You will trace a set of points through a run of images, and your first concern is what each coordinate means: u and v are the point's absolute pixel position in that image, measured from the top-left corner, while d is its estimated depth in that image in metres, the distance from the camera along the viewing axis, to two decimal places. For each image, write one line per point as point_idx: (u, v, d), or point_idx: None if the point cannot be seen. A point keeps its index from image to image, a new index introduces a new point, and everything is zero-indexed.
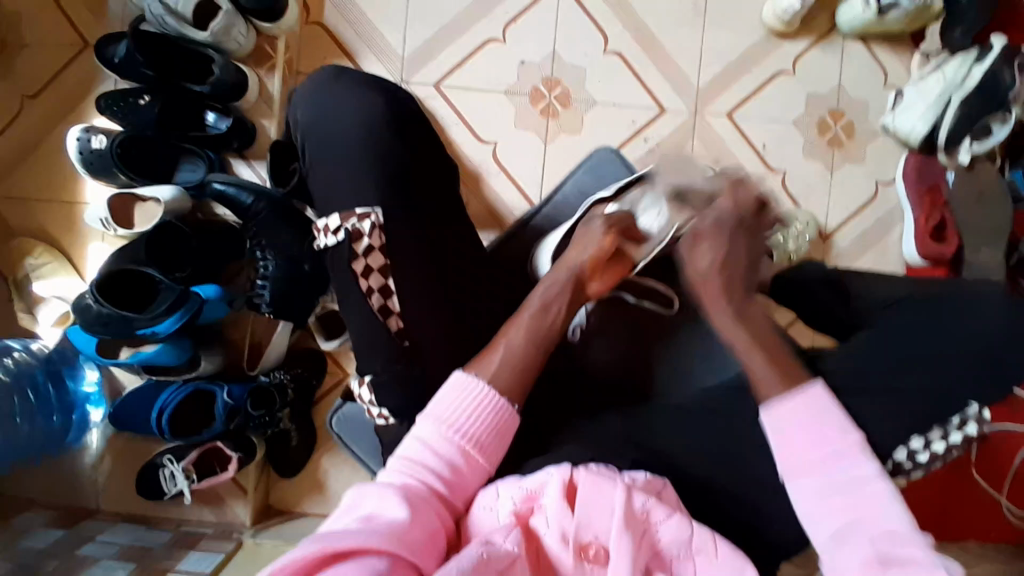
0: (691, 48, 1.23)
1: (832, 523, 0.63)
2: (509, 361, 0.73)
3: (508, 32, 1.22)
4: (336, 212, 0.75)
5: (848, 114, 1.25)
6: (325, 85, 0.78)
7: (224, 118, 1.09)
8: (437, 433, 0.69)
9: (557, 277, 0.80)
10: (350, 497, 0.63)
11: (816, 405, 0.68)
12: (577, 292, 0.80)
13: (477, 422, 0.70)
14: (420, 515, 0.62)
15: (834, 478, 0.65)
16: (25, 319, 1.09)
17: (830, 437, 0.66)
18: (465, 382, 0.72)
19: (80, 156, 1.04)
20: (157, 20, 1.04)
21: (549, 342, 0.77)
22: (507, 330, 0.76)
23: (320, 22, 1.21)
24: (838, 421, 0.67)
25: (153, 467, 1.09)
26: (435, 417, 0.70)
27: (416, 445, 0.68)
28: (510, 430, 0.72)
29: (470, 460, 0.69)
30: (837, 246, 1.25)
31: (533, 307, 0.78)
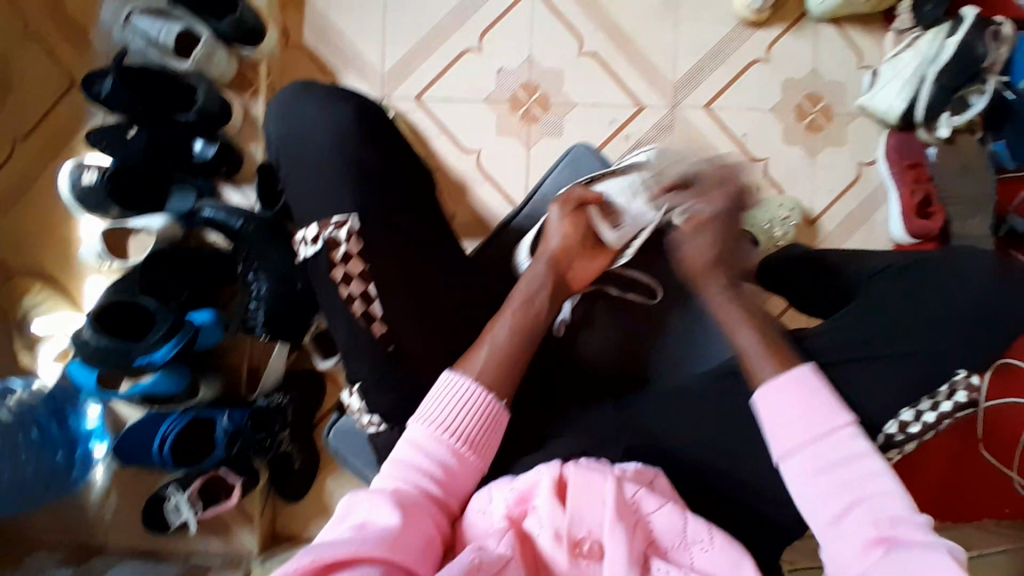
0: (665, 43, 1.25)
1: (834, 506, 0.62)
2: (499, 362, 0.74)
3: (483, 41, 1.24)
4: (313, 222, 0.76)
5: (825, 97, 1.26)
6: (298, 105, 0.80)
7: (210, 145, 1.11)
8: (428, 434, 0.70)
9: (536, 270, 0.84)
10: (343, 505, 0.64)
11: (809, 389, 0.67)
12: (556, 277, 0.84)
13: (468, 422, 0.71)
14: (413, 520, 0.62)
15: (827, 459, 0.64)
16: (26, 356, 1.10)
17: (822, 421, 0.65)
18: (452, 383, 0.72)
19: (72, 191, 1.06)
20: (143, 54, 1.09)
21: (535, 339, 0.79)
22: (491, 327, 0.77)
23: (299, 45, 1.23)
24: (832, 407, 0.66)
25: (157, 500, 1.10)
26: (427, 419, 0.71)
27: (409, 449, 0.69)
28: (500, 427, 0.73)
29: (463, 460, 0.70)
30: (824, 229, 1.25)
31: (520, 305, 0.80)
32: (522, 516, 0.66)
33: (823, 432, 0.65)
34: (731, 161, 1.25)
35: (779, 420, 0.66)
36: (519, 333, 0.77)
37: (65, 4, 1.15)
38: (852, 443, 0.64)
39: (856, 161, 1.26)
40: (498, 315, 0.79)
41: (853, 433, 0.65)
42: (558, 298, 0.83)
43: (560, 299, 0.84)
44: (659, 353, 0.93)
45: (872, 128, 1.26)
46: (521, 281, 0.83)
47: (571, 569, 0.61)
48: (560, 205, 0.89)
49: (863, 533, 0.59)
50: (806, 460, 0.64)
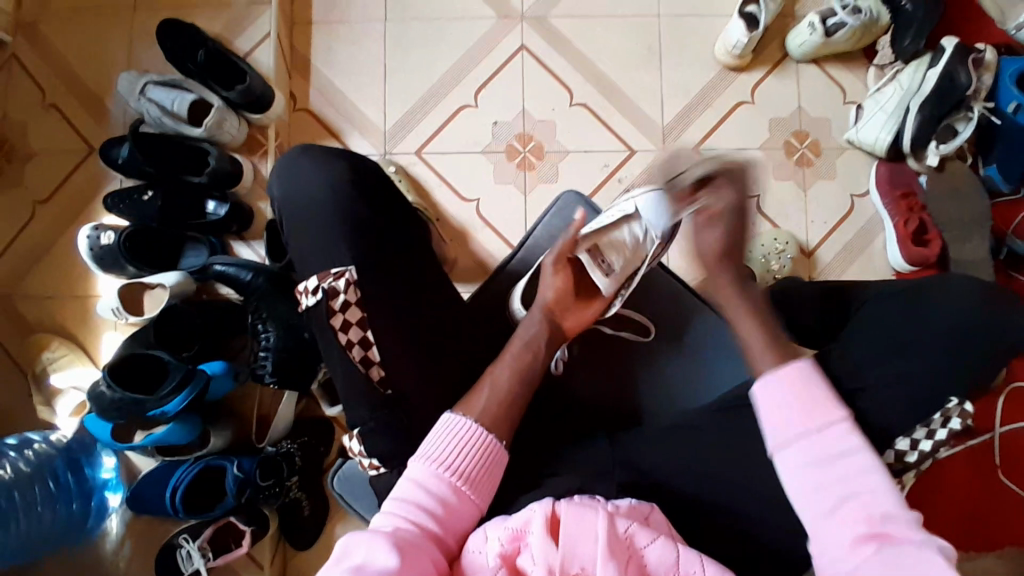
0: (652, 90, 1.31)
1: (823, 494, 0.62)
2: (489, 397, 0.76)
3: (479, 97, 1.31)
4: (314, 275, 0.80)
5: (812, 134, 1.29)
6: (296, 161, 0.85)
7: (222, 204, 1.17)
8: (429, 471, 0.70)
9: (533, 324, 0.85)
10: (342, 544, 0.64)
11: (806, 382, 0.66)
12: (552, 326, 0.86)
13: (468, 459, 0.71)
14: (412, 560, 0.63)
15: (824, 449, 0.63)
16: (43, 411, 1.14)
17: (818, 413, 0.64)
18: (452, 422, 0.73)
19: (90, 252, 1.12)
20: (156, 121, 1.17)
21: (529, 378, 0.80)
22: (485, 376, 0.79)
23: (306, 107, 1.31)
24: (829, 402, 0.64)
25: (169, 548, 1.09)
26: (425, 454, 0.71)
27: (408, 486, 0.70)
28: (498, 465, 0.73)
29: (462, 496, 0.70)
30: (822, 260, 1.26)
31: (513, 353, 0.82)
32: (515, 555, 0.65)
33: (820, 425, 0.63)
34: None
35: (775, 412, 0.65)
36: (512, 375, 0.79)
37: (92, 83, 1.26)
38: (850, 435, 0.63)
39: (849, 194, 1.28)
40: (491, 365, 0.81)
41: (848, 425, 0.64)
42: (556, 343, 0.85)
43: (558, 342, 0.86)
44: (654, 388, 0.94)
45: (862, 161, 1.28)
46: (517, 332, 0.85)
47: None
48: (555, 255, 0.91)
49: (853, 530, 0.60)
50: (798, 448, 0.64)
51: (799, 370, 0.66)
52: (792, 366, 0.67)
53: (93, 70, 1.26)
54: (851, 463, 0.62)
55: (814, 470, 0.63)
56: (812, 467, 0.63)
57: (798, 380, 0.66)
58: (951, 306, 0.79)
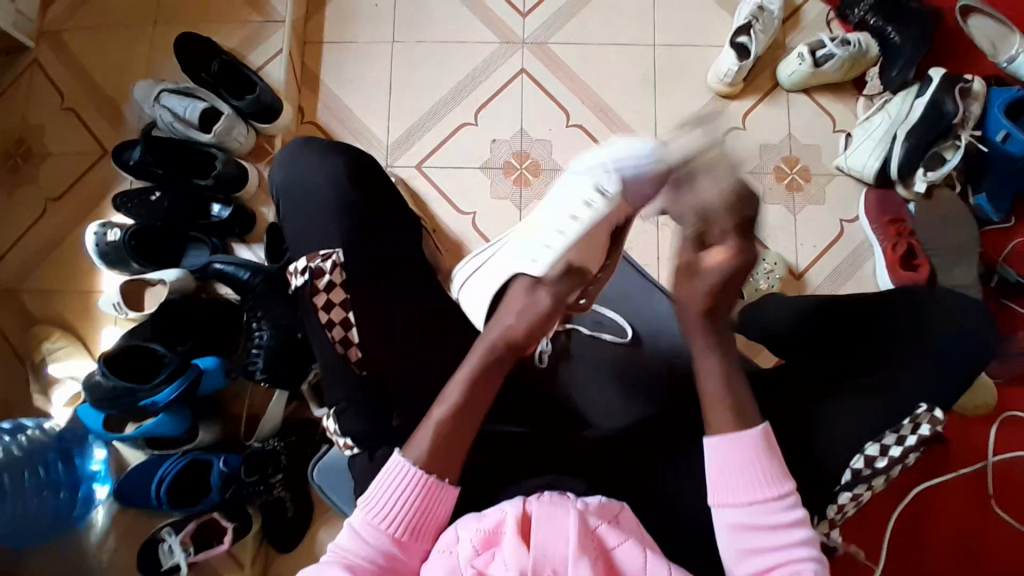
0: (647, 114, 1.35)
1: (758, 555, 0.68)
2: (448, 415, 0.72)
3: (479, 115, 1.36)
4: (303, 256, 0.84)
5: (802, 160, 1.32)
6: (295, 152, 0.90)
7: (226, 207, 1.22)
8: (372, 518, 0.71)
9: (472, 360, 0.76)
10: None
11: (754, 451, 0.70)
12: (500, 361, 0.76)
13: (404, 511, 0.70)
14: None
15: (768, 518, 0.69)
16: (39, 400, 1.18)
17: (762, 483, 0.69)
18: (395, 469, 0.71)
19: (97, 248, 1.17)
20: (169, 127, 1.22)
21: (489, 388, 0.75)
22: (419, 429, 0.74)
23: (314, 121, 1.37)
24: (775, 472, 0.70)
25: (152, 542, 1.11)
26: (364, 508, 0.72)
27: (353, 529, 0.71)
28: (441, 507, 0.71)
29: (401, 547, 0.70)
30: (812, 282, 1.27)
31: (458, 394, 0.74)
32: (486, 561, 0.65)
33: (767, 496, 0.69)
34: None
35: (721, 476, 0.71)
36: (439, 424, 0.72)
37: (111, 91, 1.33)
38: (791, 508, 0.69)
39: (839, 219, 1.30)
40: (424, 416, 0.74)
41: (792, 499, 0.69)
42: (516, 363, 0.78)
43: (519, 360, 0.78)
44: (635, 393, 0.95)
45: (852, 186, 1.30)
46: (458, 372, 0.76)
47: None
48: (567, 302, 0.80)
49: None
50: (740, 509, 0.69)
51: (748, 440, 0.71)
52: (738, 438, 0.71)
53: (112, 79, 1.33)
54: (787, 530, 0.68)
55: (749, 534, 0.69)
56: (745, 528, 0.69)
57: (751, 447, 0.70)
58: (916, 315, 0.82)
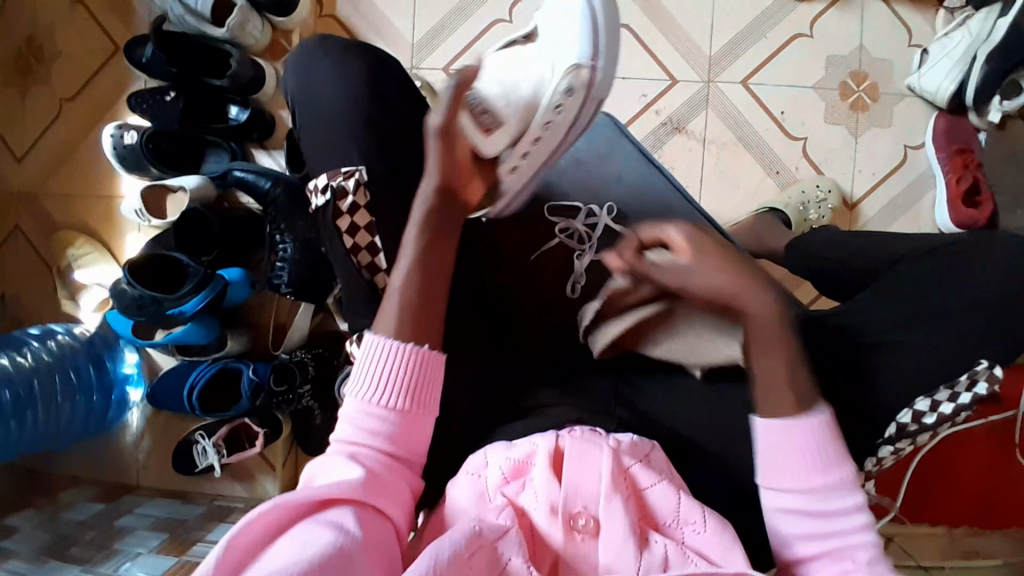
0: (702, 17, 1.21)
1: (810, 541, 0.62)
2: (417, 278, 0.69)
3: (515, 12, 1.23)
4: (324, 173, 0.78)
5: (871, 75, 1.19)
6: (312, 52, 0.82)
7: (244, 110, 1.14)
8: (362, 403, 0.64)
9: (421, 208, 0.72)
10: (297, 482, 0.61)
11: (810, 435, 0.62)
12: (446, 208, 0.73)
13: (398, 377, 0.64)
14: (375, 478, 0.60)
15: (819, 506, 0.61)
16: (67, 305, 1.19)
17: (814, 471, 0.61)
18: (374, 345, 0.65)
19: (114, 151, 1.12)
20: (180, 20, 1.12)
21: (445, 241, 0.72)
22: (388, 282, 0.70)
23: (333, 14, 1.25)
24: (832, 458, 0.62)
25: (187, 443, 1.16)
26: (355, 387, 0.65)
27: (345, 421, 0.64)
28: (429, 375, 0.65)
29: (404, 420, 0.64)
30: (865, 214, 1.19)
31: (414, 241, 0.71)
32: (516, 490, 0.65)
33: (821, 484, 0.61)
34: (767, 141, 1.21)
35: (774, 459, 0.62)
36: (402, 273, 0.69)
37: None
38: (847, 495, 0.62)
39: (903, 145, 1.19)
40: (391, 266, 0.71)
41: (849, 485, 0.62)
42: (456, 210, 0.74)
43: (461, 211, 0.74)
44: None
45: (922, 111, 1.18)
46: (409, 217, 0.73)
47: (567, 543, 0.62)
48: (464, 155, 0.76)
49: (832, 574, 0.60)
50: (790, 494, 0.62)
51: (806, 427, 0.62)
52: (795, 423, 0.62)
53: None
54: (840, 519, 0.61)
55: (801, 518, 0.62)
56: (799, 511, 0.62)
57: (806, 431, 0.62)
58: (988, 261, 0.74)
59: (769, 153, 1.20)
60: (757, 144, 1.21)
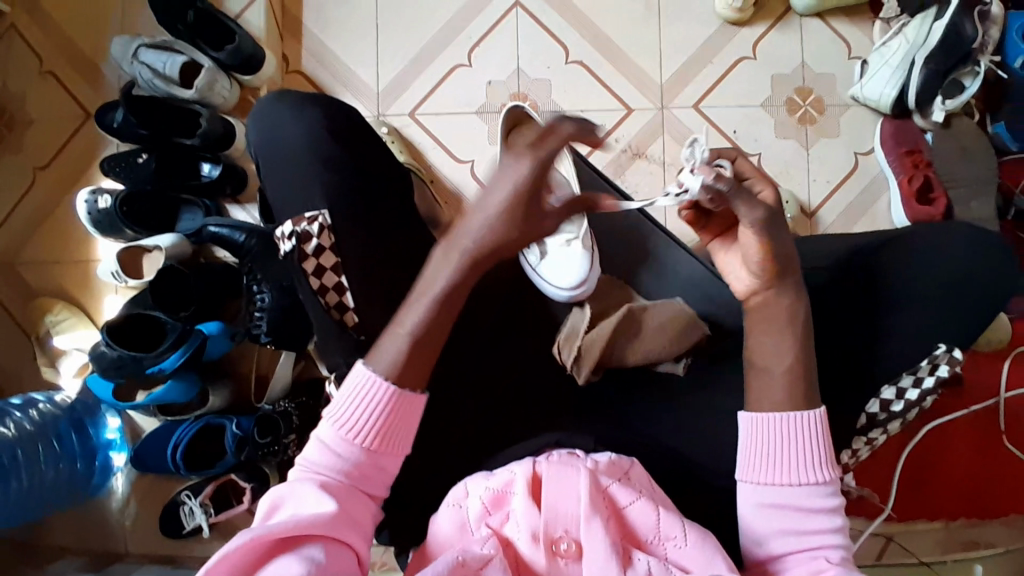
0: (651, 47, 1.28)
1: (783, 537, 0.62)
2: (424, 328, 0.65)
3: (473, 55, 1.29)
4: (288, 220, 0.80)
5: (815, 90, 1.25)
6: (270, 105, 0.85)
7: (216, 166, 1.17)
8: (337, 435, 0.64)
9: (447, 269, 0.65)
10: (265, 504, 0.62)
11: (800, 433, 0.63)
12: (480, 265, 0.65)
13: (371, 416, 0.64)
14: (344, 515, 0.61)
15: (797, 502, 0.62)
16: (48, 372, 1.19)
17: (797, 470, 0.62)
18: (358, 382, 0.65)
19: (90, 216, 1.15)
20: (149, 84, 1.15)
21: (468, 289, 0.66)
22: (386, 333, 0.66)
23: (299, 70, 1.29)
24: (818, 458, 0.63)
25: (174, 503, 1.15)
26: (330, 415, 0.65)
27: (318, 448, 0.64)
28: (410, 419, 0.65)
29: (373, 454, 0.64)
30: (823, 221, 1.24)
31: (433, 300, 0.65)
32: (500, 520, 0.66)
33: (799, 480, 0.62)
34: None
35: (761, 450, 0.63)
36: (411, 334, 0.65)
37: (83, 46, 1.25)
38: (823, 495, 0.63)
39: (853, 152, 1.24)
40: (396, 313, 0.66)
41: (828, 485, 0.63)
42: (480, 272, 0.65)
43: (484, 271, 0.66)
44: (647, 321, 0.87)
45: (867, 118, 1.24)
46: (419, 295, 0.65)
47: (551, 569, 0.62)
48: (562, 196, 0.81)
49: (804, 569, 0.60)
50: (771, 485, 0.63)
51: (803, 422, 0.63)
52: (789, 417, 0.63)
53: (83, 33, 1.26)
54: (813, 518, 0.62)
55: (779, 513, 0.63)
56: (777, 507, 0.63)
57: (794, 427, 0.63)
58: (940, 245, 0.76)
59: None
60: None
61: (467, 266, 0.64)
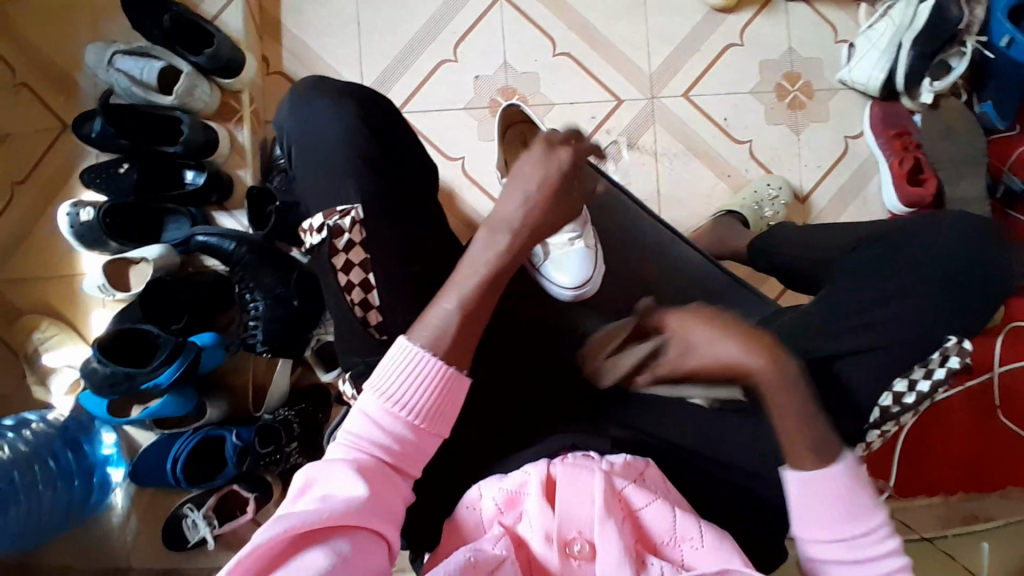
0: (638, 37, 1.26)
1: None
2: (461, 312, 0.66)
3: (459, 50, 1.27)
4: (318, 212, 0.75)
5: (804, 75, 1.25)
6: (299, 98, 0.80)
7: (200, 173, 1.15)
8: (382, 410, 0.63)
9: (494, 246, 0.69)
10: (299, 479, 0.60)
11: (845, 488, 0.63)
12: (516, 248, 0.69)
13: (417, 397, 0.63)
14: (381, 497, 0.60)
15: (858, 551, 0.62)
16: (38, 391, 1.16)
17: (849, 519, 0.63)
18: (408, 357, 0.64)
19: (71, 230, 1.12)
20: (126, 92, 1.13)
21: (501, 277, 0.69)
22: (428, 312, 0.67)
23: (281, 71, 1.26)
24: (862, 503, 0.63)
25: (176, 517, 1.13)
26: (376, 388, 0.64)
27: (360, 422, 0.63)
28: (455, 403, 0.65)
29: (414, 436, 0.64)
30: (816, 206, 1.24)
31: (471, 284, 0.67)
32: (513, 520, 0.66)
33: (857, 533, 0.62)
34: (715, 147, 1.25)
35: (806, 509, 0.64)
36: (461, 301, 0.66)
37: (57, 54, 1.21)
38: (881, 537, 0.63)
39: (842, 136, 1.24)
40: (434, 299, 0.67)
41: (883, 527, 0.63)
42: (518, 258, 0.70)
43: (523, 255, 0.71)
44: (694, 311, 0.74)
45: (855, 102, 1.24)
46: (454, 280, 0.68)
47: (563, 569, 0.62)
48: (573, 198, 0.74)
49: None
50: (831, 540, 0.63)
51: (836, 475, 0.63)
52: (828, 479, 0.63)
53: (57, 41, 1.22)
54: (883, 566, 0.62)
55: (844, 569, 0.63)
56: (842, 563, 0.63)
57: (836, 486, 0.63)
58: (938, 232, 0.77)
59: (718, 158, 1.25)
60: (703, 150, 1.25)
61: (515, 240, 0.69)
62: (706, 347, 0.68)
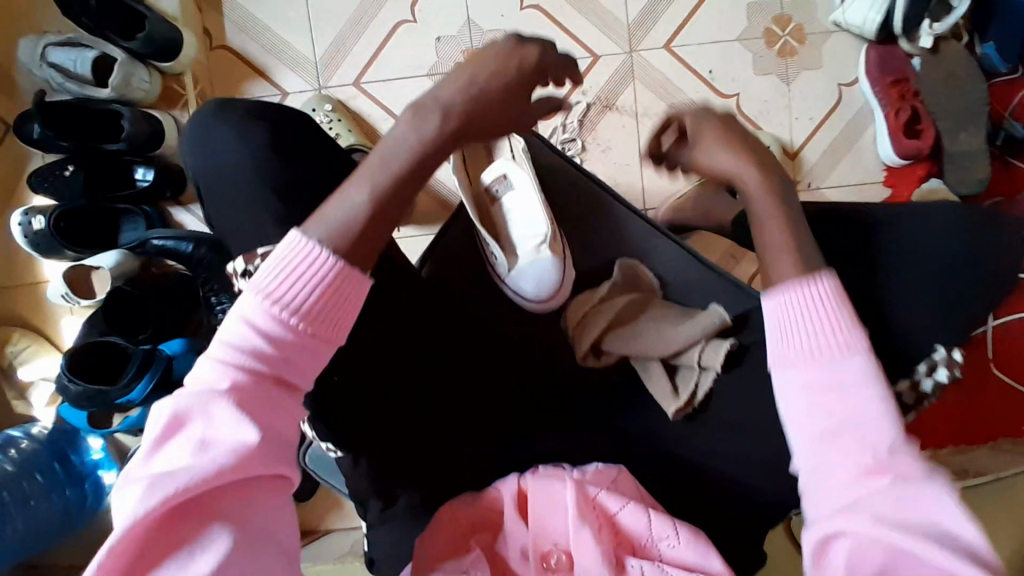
0: None
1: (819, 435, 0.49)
2: (379, 202, 0.53)
3: (417, 10, 1.15)
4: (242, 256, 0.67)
5: (795, 17, 1.15)
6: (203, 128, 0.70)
7: (149, 170, 1.07)
8: (264, 319, 0.49)
9: (418, 135, 0.55)
10: (164, 413, 0.47)
11: (820, 305, 0.52)
12: (446, 141, 0.56)
13: (311, 302, 0.50)
14: (274, 435, 0.48)
15: (827, 363, 0.50)
16: (19, 405, 1.14)
17: (825, 330, 0.51)
18: (299, 255, 0.50)
19: (26, 239, 1.06)
20: (62, 88, 1.04)
21: (424, 173, 0.56)
22: (335, 196, 0.53)
23: (224, 45, 1.16)
24: (843, 321, 0.51)
25: None
26: (255, 290, 0.49)
27: (236, 332, 0.49)
28: (355, 304, 0.52)
29: (307, 345, 0.50)
30: (808, 162, 1.16)
31: (388, 173, 0.54)
32: (490, 540, 0.63)
33: (829, 343, 0.50)
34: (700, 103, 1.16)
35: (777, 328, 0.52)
36: (374, 194, 0.53)
37: None
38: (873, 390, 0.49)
39: (836, 83, 1.15)
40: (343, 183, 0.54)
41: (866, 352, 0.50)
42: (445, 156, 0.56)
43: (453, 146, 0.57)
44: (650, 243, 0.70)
45: (850, 45, 1.15)
46: (370, 165, 0.55)
47: None
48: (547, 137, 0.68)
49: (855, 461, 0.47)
50: (806, 371, 0.50)
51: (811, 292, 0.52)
52: (800, 291, 0.52)
53: None
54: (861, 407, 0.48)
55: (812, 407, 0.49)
56: (810, 401, 0.49)
57: (808, 300, 0.52)
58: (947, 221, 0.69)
59: None
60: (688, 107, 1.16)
61: (451, 125, 0.56)
62: (706, 153, 0.60)
